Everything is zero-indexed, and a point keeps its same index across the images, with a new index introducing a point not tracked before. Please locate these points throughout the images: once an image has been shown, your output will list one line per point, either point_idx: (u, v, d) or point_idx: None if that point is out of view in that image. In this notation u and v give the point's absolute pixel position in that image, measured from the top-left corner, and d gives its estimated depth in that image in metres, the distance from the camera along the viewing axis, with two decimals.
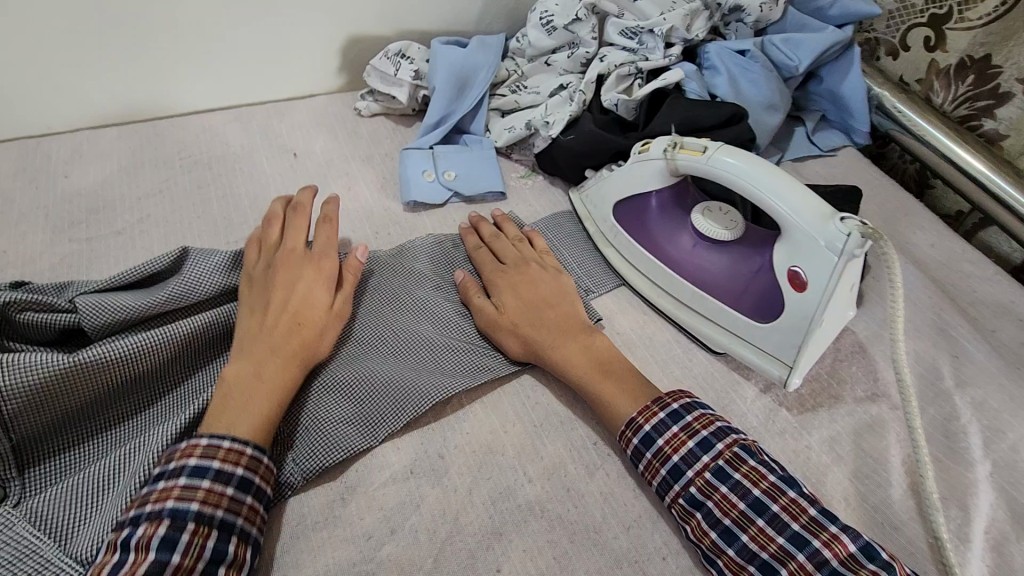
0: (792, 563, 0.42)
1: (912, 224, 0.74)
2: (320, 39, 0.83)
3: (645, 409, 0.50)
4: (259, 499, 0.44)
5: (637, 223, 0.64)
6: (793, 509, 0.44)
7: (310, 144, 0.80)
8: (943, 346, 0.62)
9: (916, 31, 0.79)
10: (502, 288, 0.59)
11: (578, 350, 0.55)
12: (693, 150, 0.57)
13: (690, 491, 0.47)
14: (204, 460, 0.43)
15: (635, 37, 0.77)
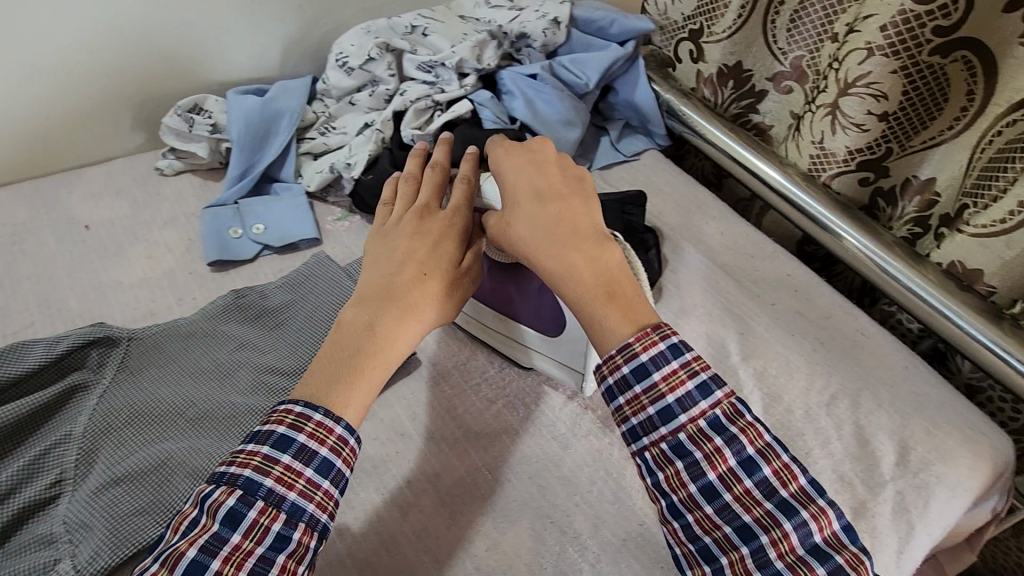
0: (775, 530, 0.42)
1: (706, 216, 0.81)
2: (104, 100, 0.78)
3: (643, 335, 0.46)
4: (335, 486, 0.43)
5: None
6: (784, 475, 0.44)
7: (104, 212, 0.75)
8: (733, 325, 0.69)
9: (683, 45, 0.87)
10: (518, 177, 0.55)
11: (580, 262, 0.50)
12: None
13: (677, 437, 0.45)
14: (293, 429, 0.42)
15: (431, 71, 0.80)
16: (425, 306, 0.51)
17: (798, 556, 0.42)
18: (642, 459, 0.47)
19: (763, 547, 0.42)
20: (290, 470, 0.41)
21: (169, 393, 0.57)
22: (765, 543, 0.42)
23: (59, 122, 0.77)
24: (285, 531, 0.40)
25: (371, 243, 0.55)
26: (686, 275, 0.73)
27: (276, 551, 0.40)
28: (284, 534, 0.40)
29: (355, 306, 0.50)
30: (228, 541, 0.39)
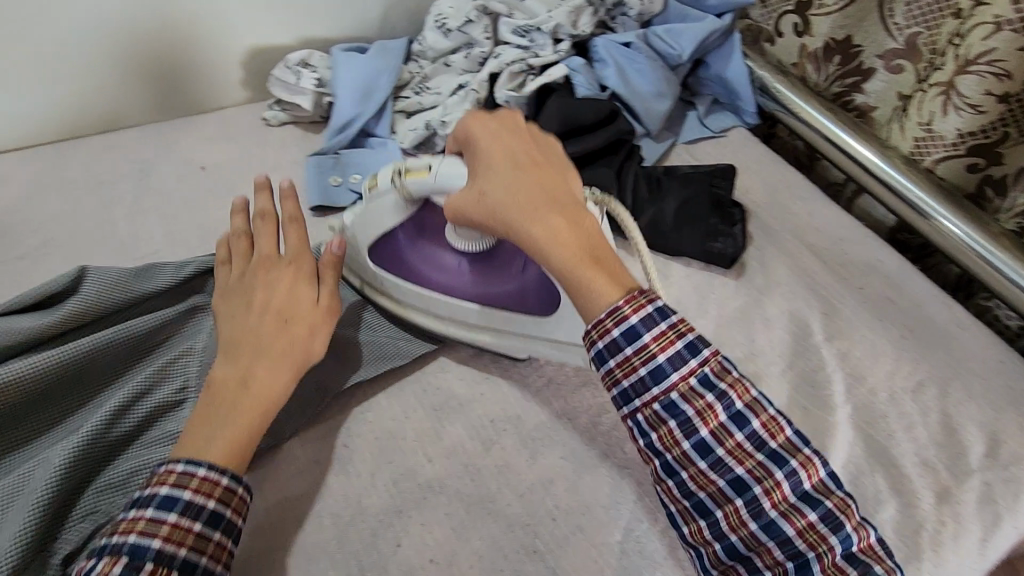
0: (768, 479, 0.46)
1: (794, 196, 0.79)
2: (220, 52, 0.84)
3: (633, 299, 0.47)
4: (227, 535, 0.45)
5: (397, 261, 0.61)
6: (773, 428, 0.47)
7: (217, 156, 0.80)
8: (816, 305, 0.68)
9: (786, 18, 0.85)
10: (488, 147, 0.54)
11: (566, 227, 0.50)
12: (418, 171, 0.55)
13: (669, 397, 0.47)
14: (176, 489, 0.44)
15: (526, 35, 0.80)
16: (296, 347, 0.52)
17: (789, 505, 0.45)
18: (635, 420, 0.49)
19: (758, 498, 0.46)
20: (179, 528, 0.43)
21: None
22: (758, 494, 0.46)
23: (179, 71, 0.83)
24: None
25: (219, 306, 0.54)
26: (770, 252, 0.72)
27: None
28: None
29: (218, 364, 0.50)
30: None
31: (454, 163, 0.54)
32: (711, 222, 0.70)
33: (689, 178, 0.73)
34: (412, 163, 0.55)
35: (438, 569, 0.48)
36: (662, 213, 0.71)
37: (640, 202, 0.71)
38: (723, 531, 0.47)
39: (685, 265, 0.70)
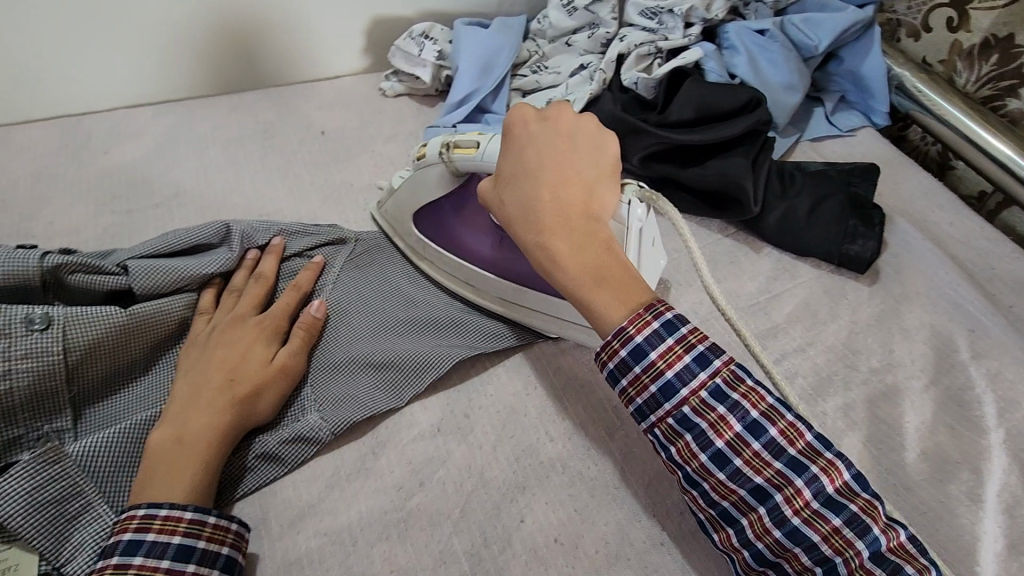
0: (789, 488, 0.41)
1: (932, 203, 0.74)
2: (345, 21, 0.85)
3: (636, 317, 0.44)
4: (203, 565, 0.41)
5: (439, 233, 0.63)
6: (791, 433, 0.42)
7: (337, 123, 0.82)
8: (960, 320, 0.62)
9: (939, 12, 0.80)
10: (523, 148, 0.51)
11: (572, 243, 0.47)
12: (467, 147, 0.57)
13: (681, 410, 0.43)
14: (138, 533, 0.41)
15: (655, 18, 0.78)
16: (242, 406, 0.49)
17: (814, 510, 0.41)
18: (652, 435, 0.45)
19: (779, 506, 0.41)
20: (146, 568, 0.40)
21: (387, 292, 0.62)
22: (779, 502, 0.41)
23: (303, 37, 0.84)
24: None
25: (186, 357, 0.52)
26: (908, 260, 0.67)
27: None
28: None
29: (157, 427, 0.47)
30: None
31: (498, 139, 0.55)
32: (848, 223, 0.66)
33: (823, 177, 0.69)
34: (463, 138, 0.57)
35: (564, 550, 0.47)
36: (795, 210, 0.67)
37: (772, 197, 0.68)
38: (748, 539, 0.42)
39: (813, 267, 0.67)
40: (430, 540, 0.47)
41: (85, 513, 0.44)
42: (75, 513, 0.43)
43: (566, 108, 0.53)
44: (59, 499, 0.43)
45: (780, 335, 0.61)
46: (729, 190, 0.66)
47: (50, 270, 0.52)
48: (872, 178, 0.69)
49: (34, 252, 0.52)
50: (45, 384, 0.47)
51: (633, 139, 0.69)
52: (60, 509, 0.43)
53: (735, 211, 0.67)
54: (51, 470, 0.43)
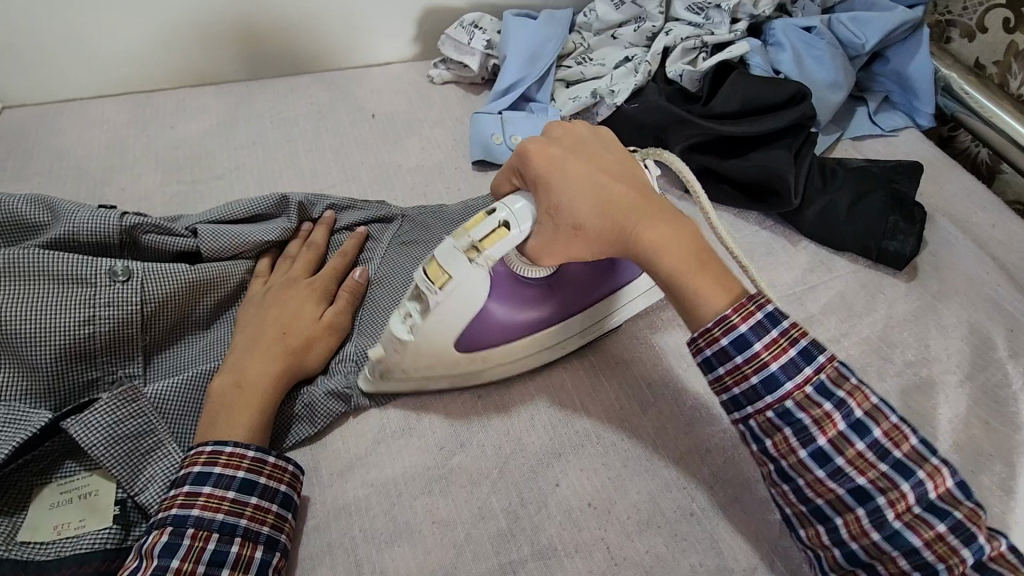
0: (894, 492, 0.39)
1: (975, 204, 0.74)
2: (399, 8, 0.87)
3: (738, 305, 0.43)
4: (265, 499, 0.45)
5: (490, 339, 0.52)
6: (896, 436, 0.40)
7: (388, 107, 0.85)
8: (999, 320, 0.62)
9: (995, 14, 0.79)
10: (568, 171, 0.47)
11: (667, 237, 0.45)
12: (492, 234, 0.47)
13: (783, 404, 0.42)
14: (207, 466, 0.44)
15: (702, 12, 0.80)
16: (295, 358, 0.52)
17: (916, 516, 0.39)
18: (746, 426, 0.44)
19: (880, 509, 0.40)
20: (213, 497, 0.43)
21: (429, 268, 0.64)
22: (881, 505, 0.39)
23: (358, 22, 0.87)
24: (222, 547, 0.42)
25: (244, 314, 0.56)
26: (947, 259, 0.67)
27: (219, 565, 0.41)
28: (221, 549, 0.42)
29: (218, 374, 0.50)
30: (168, 567, 0.40)
31: (526, 207, 0.47)
32: (889, 220, 0.66)
33: (866, 173, 0.69)
34: (480, 232, 0.47)
35: (596, 513, 0.49)
36: (836, 204, 0.68)
37: (812, 191, 0.68)
38: (840, 539, 0.41)
39: (850, 262, 0.68)
40: (469, 497, 0.49)
41: (155, 450, 0.47)
42: (146, 450, 0.47)
43: (576, 127, 0.51)
44: (133, 435, 0.46)
45: (813, 326, 0.62)
46: (769, 182, 0.67)
47: (127, 229, 0.56)
48: (916, 176, 0.69)
49: (114, 212, 0.56)
50: (123, 332, 0.52)
51: (677, 131, 0.71)
52: (134, 445, 0.46)
53: (773, 203, 0.68)
54: (128, 407, 0.47)
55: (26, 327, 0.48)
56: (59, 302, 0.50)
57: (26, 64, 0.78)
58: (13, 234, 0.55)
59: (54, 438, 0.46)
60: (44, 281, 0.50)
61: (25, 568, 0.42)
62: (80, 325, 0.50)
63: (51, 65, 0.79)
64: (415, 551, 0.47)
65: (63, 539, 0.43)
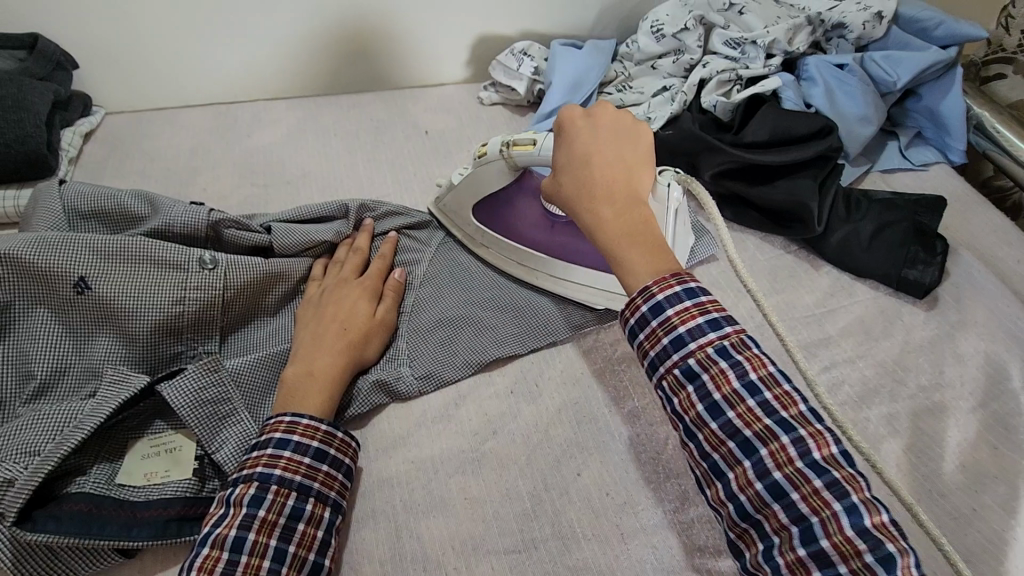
0: (773, 443, 0.44)
1: (1002, 240, 0.76)
2: (455, 35, 0.95)
3: (660, 279, 0.48)
4: (334, 468, 0.51)
5: (497, 223, 0.70)
6: (785, 399, 0.45)
7: (441, 125, 0.92)
8: (1018, 351, 0.64)
9: None
10: (572, 142, 0.56)
11: (614, 212, 0.52)
12: (525, 144, 0.62)
13: (688, 363, 0.47)
14: (287, 434, 0.51)
15: (738, 47, 0.84)
16: (354, 351, 0.58)
17: (796, 469, 0.43)
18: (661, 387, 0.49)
19: (763, 461, 0.44)
20: (292, 462, 0.50)
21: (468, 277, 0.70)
22: (764, 455, 0.44)
23: (417, 46, 0.94)
24: (299, 504, 0.48)
25: (303, 314, 0.62)
26: (969, 290, 0.70)
27: (296, 519, 0.48)
28: (299, 506, 0.48)
29: (290, 365, 0.57)
30: (255, 516, 0.46)
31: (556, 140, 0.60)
32: (910, 250, 0.69)
33: (889, 203, 0.72)
34: (522, 136, 0.62)
35: (614, 502, 0.53)
36: (858, 232, 0.71)
37: (836, 220, 0.72)
38: (732, 491, 0.45)
39: (871, 288, 0.71)
40: (499, 479, 0.55)
41: (230, 417, 0.54)
42: (224, 414, 0.54)
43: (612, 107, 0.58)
44: (214, 401, 0.54)
45: (830, 346, 0.65)
46: (794, 210, 0.72)
47: (212, 224, 0.64)
48: (940, 210, 0.72)
49: (203, 208, 0.64)
50: (206, 312, 0.59)
51: (710, 157, 0.75)
52: (216, 409, 0.53)
53: (797, 229, 0.72)
54: (211, 377, 0.54)
55: (130, 303, 0.56)
56: (157, 283, 0.58)
57: (129, 77, 0.89)
58: (120, 224, 0.64)
59: (149, 399, 0.54)
60: (146, 263, 0.58)
61: (122, 506, 0.49)
62: (173, 304, 0.57)
63: (148, 77, 0.89)
64: (448, 522, 0.52)
65: (152, 485, 0.51)
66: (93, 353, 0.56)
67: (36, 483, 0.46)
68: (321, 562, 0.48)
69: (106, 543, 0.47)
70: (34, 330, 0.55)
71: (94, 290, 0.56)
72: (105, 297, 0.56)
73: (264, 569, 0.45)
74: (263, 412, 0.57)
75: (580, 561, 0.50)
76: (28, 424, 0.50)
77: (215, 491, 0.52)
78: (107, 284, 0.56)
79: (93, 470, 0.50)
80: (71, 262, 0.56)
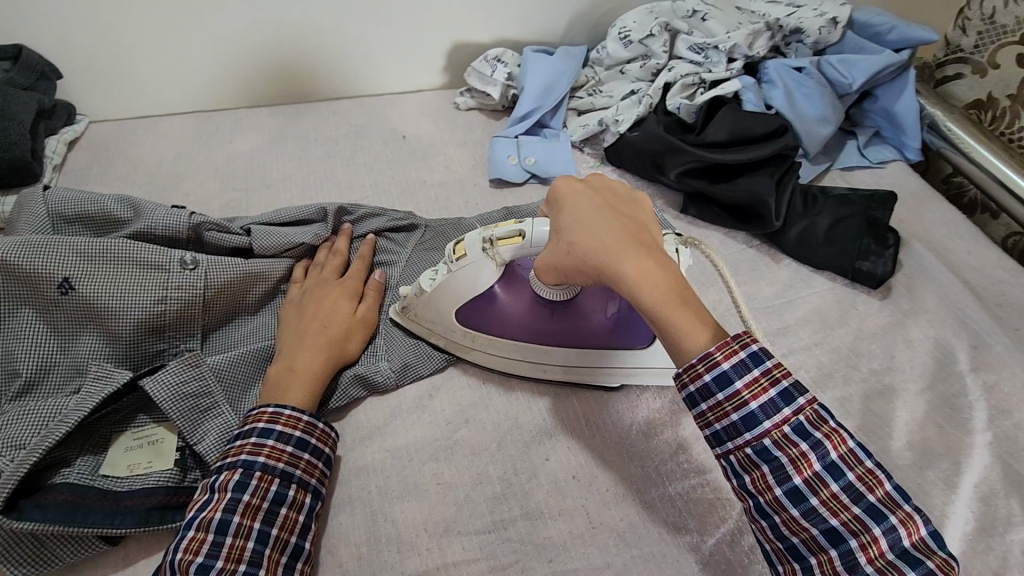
0: (865, 535, 0.44)
1: (953, 233, 0.80)
2: (432, 44, 0.98)
3: (723, 344, 0.47)
4: (315, 456, 0.54)
5: (485, 322, 0.62)
6: (869, 480, 0.45)
7: (417, 129, 0.95)
8: (965, 337, 0.68)
9: (1007, 50, 0.83)
10: (584, 208, 0.53)
11: (657, 265, 0.49)
12: (509, 237, 0.56)
13: (762, 442, 0.46)
14: (270, 424, 0.53)
15: (701, 52, 0.88)
16: (336, 348, 0.61)
17: (889, 561, 0.43)
18: (727, 461, 0.49)
19: (852, 551, 0.44)
20: (275, 450, 0.52)
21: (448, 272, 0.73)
22: (854, 547, 0.44)
23: (394, 54, 0.97)
24: (282, 489, 0.50)
25: (285, 316, 0.64)
26: (920, 280, 0.73)
27: (279, 504, 0.50)
28: (281, 492, 0.50)
29: (273, 363, 0.59)
30: (240, 500, 0.48)
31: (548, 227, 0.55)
32: (863, 242, 0.73)
33: (845, 199, 0.76)
34: (501, 229, 0.56)
35: (581, 484, 0.56)
36: (815, 226, 0.75)
37: (794, 214, 0.76)
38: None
39: (828, 280, 0.74)
40: (471, 465, 0.57)
41: (212, 410, 0.56)
42: (205, 408, 0.56)
43: (605, 179, 0.57)
44: (195, 395, 0.56)
45: (788, 334, 0.69)
46: (754, 206, 0.75)
47: (194, 227, 0.66)
48: (889, 204, 0.75)
49: (184, 211, 0.66)
50: (188, 311, 0.61)
51: (675, 156, 0.78)
52: (196, 403, 0.55)
53: (758, 225, 0.76)
54: (193, 372, 0.56)
55: (113, 302, 0.58)
56: (139, 284, 0.60)
57: (111, 85, 0.91)
58: (103, 228, 0.66)
59: (132, 394, 0.56)
60: (129, 265, 0.60)
61: (106, 495, 0.51)
62: (154, 303, 0.60)
63: (129, 85, 0.91)
64: (422, 507, 0.55)
65: (135, 476, 0.53)
66: (77, 351, 0.58)
67: (21, 474, 0.48)
68: (301, 545, 0.50)
69: (91, 530, 0.49)
70: (19, 330, 0.57)
71: (77, 290, 0.58)
72: (88, 297, 0.58)
73: (248, 550, 0.47)
74: (244, 406, 0.59)
75: (547, 540, 0.53)
76: (14, 419, 0.52)
77: (196, 481, 0.54)
78: (90, 284, 0.58)
79: (77, 461, 0.52)
80: (56, 264, 0.58)
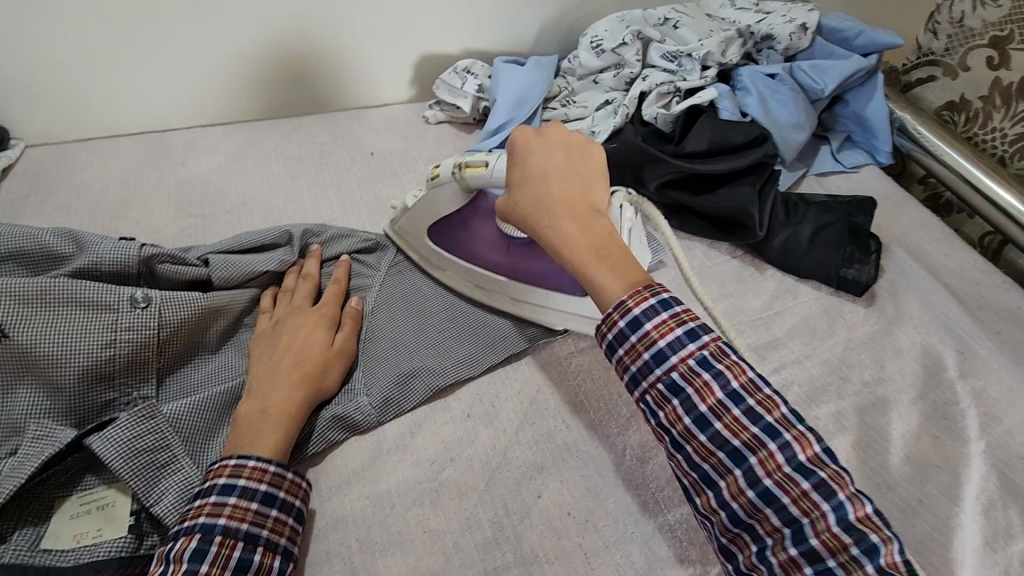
0: (762, 451, 0.44)
1: (930, 236, 0.80)
2: (398, 57, 0.94)
3: (636, 291, 0.49)
4: (284, 512, 0.49)
5: (453, 244, 0.69)
6: (767, 403, 0.46)
7: (385, 145, 0.91)
8: (952, 342, 0.67)
9: (976, 53, 0.84)
10: (527, 162, 0.57)
11: (582, 230, 0.53)
12: (476, 166, 0.62)
13: (671, 376, 0.47)
14: (232, 478, 0.48)
15: (675, 60, 0.86)
16: (311, 385, 0.56)
17: (785, 474, 0.44)
18: (644, 403, 0.49)
19: (752, 468, 0.44)
20: (239, 508, 0.47)
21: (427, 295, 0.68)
22: (753, 463, 0.44)
23: (359, 67, 0.93)
24: (246, 554, 0.45)
25: (255, 348, 0.59)
26: (903, 285, 0.73)
27: (243, 572, 0.45)
28: (245, 557, 0.45)
29: (243, 403, 0.54)
30: (197, 572, 0.43)
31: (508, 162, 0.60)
32: (846, 250, 0.72)
33: (826, 205, 0.75)
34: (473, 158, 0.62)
35: (577, 521, 0.53)
36: (798, 234, 0.74)
37: (776, 223, 0.74)
38: (724, 499, 0.46)
39: (813, 289, 0.73)
40: (458, 508, 0.53)
41: (170, 465, 0.51)
42: (162, 464, 0.51)
43: (561, 128, 0.60)
44: (149, 449, 0.50)
45: (778, 348, 0.67)
46: (736, 216, 0.73)
47: (144, 260, 0.60)
48: (869, 213, 0.75)
49: (133, 243, 0.61)
50: (140, 354, 0.56)
51: (656, 168, 0.76)
52: (150, 459, 0.50)
53: (742, 235, 0.74)
54: (147, 424, 0.51)
55: (52, 350, 0.52)
56: (82, 328, 0.54)
57: (49, 105, 0.83)
58: (41, 265, 0.60)
59: (76, 453, 0.50)
60: (70, 307, 0.54)
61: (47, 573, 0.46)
62: (101, 348, 0.54)
63: (69, 105, 0.84)
64: (407, 559, 0.50)
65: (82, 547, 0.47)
66: (12, 407, 0.52)
67: None
68: None
69: None
70: None
71: (10, 338, 0.52)
72: (23, 345, 0.52)
73: None
74: (207, 457, 0.54)
75: None
76: None
77: (154, 547, 0.49)
78: (25, 331, 0.52)
79: (14, 536, 0.47)
80: None
